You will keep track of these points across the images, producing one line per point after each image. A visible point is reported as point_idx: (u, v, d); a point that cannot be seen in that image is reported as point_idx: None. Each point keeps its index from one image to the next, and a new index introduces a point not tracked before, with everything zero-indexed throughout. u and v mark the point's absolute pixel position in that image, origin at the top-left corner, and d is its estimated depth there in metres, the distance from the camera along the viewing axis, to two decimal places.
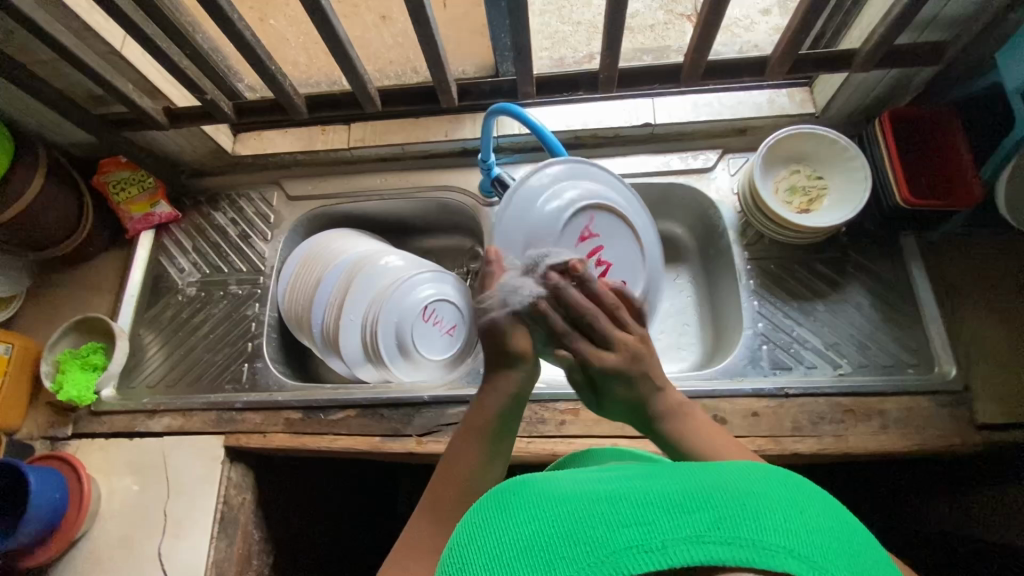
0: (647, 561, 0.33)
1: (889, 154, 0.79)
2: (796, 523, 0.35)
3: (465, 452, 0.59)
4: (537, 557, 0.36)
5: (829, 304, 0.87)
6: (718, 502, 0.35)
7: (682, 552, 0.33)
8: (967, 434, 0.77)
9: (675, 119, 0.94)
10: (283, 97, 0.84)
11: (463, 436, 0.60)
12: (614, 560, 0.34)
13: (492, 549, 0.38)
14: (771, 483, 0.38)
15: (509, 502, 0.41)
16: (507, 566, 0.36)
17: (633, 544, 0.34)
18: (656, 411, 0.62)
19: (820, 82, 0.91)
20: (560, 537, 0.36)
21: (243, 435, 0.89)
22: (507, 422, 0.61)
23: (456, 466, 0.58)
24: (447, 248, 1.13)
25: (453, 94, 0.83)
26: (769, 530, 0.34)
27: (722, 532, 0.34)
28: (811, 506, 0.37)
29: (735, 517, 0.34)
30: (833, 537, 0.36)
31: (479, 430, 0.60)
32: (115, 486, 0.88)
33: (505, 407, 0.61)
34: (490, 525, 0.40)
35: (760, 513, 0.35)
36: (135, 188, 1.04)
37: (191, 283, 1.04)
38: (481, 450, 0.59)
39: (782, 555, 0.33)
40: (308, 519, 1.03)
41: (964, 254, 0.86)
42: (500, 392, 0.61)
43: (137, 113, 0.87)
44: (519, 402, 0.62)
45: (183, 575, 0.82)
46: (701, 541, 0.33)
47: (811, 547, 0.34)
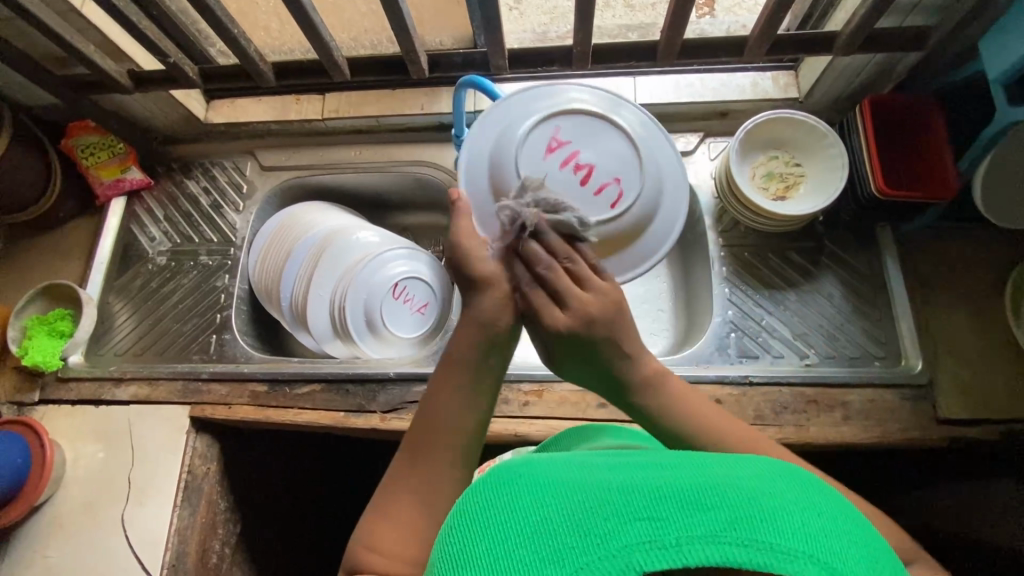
0: (660, 557, 0.33)
1: (868, 141, 0.77)
2: (814, 526, 0.35)
3: (444, 389, 0.55)
4: (545, 547, 0.35)
5: (801, 294, 0.86)
6: (733, 499, 0.36)
7: (695, 550, 0.34)
8: (928, 428, 0.76)
9: (656, 99, 0.92)
10: (248, 62, 0.82)
11: (444, 370, 0.56)
12: (627, 556, 0.34)
13: (497, 535, 0.38)
14: (787, 482, 0.39)
15: (521, 484, 0.41)
16: (512, 554, 0.36)
17: (648, 539, 0.34)
18: (633, 382, 0.57)
19: (805, 66, 0.89)
20: (569, 526, 0.36)
21: (208, 406, 0.89)
22: (487, 358, 0.55)
23: (438, 401, 0.55)
24: (424, 225, 1.12)
25: (421, 65, 0.82)
26: (787, 533, 0.34)
27: (739, 533, 0.34)
28: (830, 507, 0.37)
29: (753, 518, 0.35)
30: (850, 540, 0.36)
31: (458, 366, 0.55)
32: (80, 452, 0.88)
33: (480, 339, 0.55)
34: (494, 507, 0.39)
35: (779, 515, 0.35)
36: (105, 153, 1.00)
37: (161, 253, 1.02)
38: (461, 388, 0.55)
39: (800, 560, 0.33)
40: (277, 490, 1.04)
41: (939, 248, 0.85)
42: (475, 323, 0.55)
43: (99, 75, 0.85)
44: (496, 338, 0.55)
45: (145, 540, 0.83)
46: (717, 540, 0.34)
47: (828, 553, 0.34)
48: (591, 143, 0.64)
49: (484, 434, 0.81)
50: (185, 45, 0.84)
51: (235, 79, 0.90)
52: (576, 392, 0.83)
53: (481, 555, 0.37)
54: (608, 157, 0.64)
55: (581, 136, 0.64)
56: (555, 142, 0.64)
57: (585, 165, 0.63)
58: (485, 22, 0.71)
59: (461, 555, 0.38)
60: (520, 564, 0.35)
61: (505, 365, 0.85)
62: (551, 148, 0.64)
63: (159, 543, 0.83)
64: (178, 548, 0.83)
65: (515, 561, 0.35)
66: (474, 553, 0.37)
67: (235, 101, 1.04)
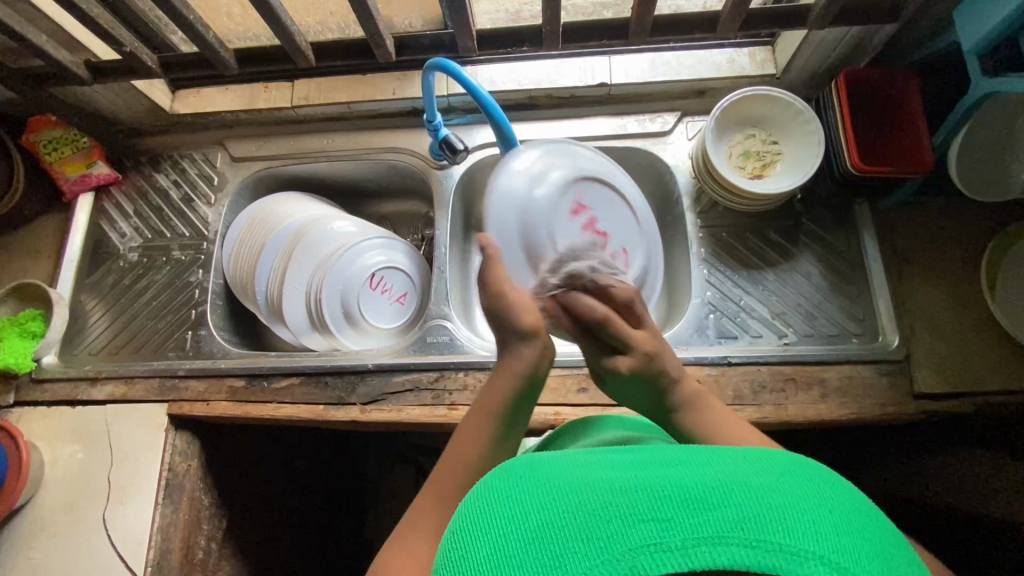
0: (666, 562, 0.34)
1: (842, 117, 0.76)
2: (822, 523, 0.36)
3: (475, 431, 0.62)
4: (546, 552, 0.36)
5: (779, 273, 0.86)
6: (739, 498, 0.36)
7: (703, 553, 0.34)
8: (904, 403, 0.77)
9: (632, 78, 0.91)
10: (207, 50, 0.79)
11: (476, 416, 0.63)
12: (631, 559, 0.34)
13: (500, 541, 0.38)
14: (796, 479, 0.39)
15: (524, 487, 0.41)
16: (514, 559, 0.36)
17: (654, 542, 0.34)
18: (675, 402, 0.64)
19: (782, 41, 0.87)
20: (571, 529, 0.36)
21: (186, 403, 0.88)
22: (522, 400, 0.63)
23: (467, 441, 0.62)
24: (402, 213, 1.10)
25: (387, 49, 0.79)
26: (796, 533, 0.35)
27: (747, 534, 0.34)
28: (838, 504, 0.38)
29: (760, 519, 0.35)
30: (859, 537, 0.36)
31: (488, 410, 0.62)
32: (57, 453, 0.88)
33: (517, 387, 0.62)
34: (498, 513, 0.40)
35: (788, 514, 0.35)
36: (69, 148, 0.98)
37: (133, 249, 1.00)
38: (489, 434, 0.62)
39: (807, 559, 0.34)
40: (263, 484, 1.04)
41: (917, 222, 0.85)
42: (511, 374, 0.62)
43: (54, 66, 0.82)
44: (535, 381, 0.63)
45: (127, 539, 0.83)
46: (723, 541, 0.34)
47: (837, 552, 0.34)
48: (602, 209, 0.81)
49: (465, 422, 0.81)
50: (143, 33, 0.81)
51: (197, 67, 0.86)
52: (556, 377, 0.82)
53: (484, 559, 0.38)
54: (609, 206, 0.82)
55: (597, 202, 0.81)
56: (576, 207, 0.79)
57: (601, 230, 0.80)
58: (450, 1, 0.69)
59: (465, 560, 0.39)
60: (521, 569, 0.36)
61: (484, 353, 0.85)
62: (575, 211, 0.79)
63: (142, 541, 0.82)
64: (162, 545, 0.83)
65: (517, 565, 0.36)
66: (479, 556, 0.38)
67: (201, 90, 1.01)
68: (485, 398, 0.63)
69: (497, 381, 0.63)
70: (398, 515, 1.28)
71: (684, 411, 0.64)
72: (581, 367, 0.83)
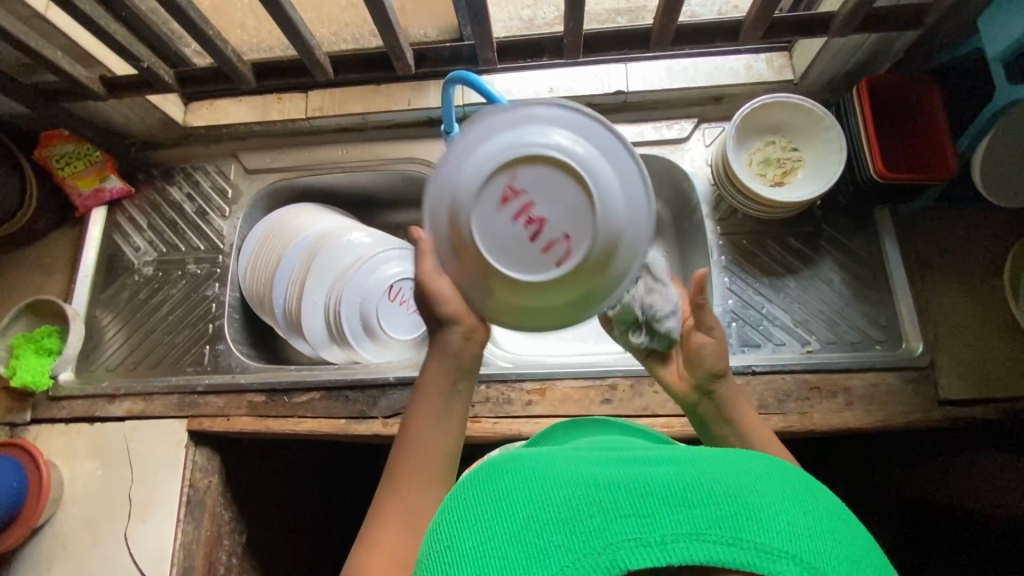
0: (646, 556, 0.33)
1: (865, 124, 0.76)
2: (800, 525, 0.36)
3: (417, 424, 0.60)
4: (530, 545, 0.36)
5: (800, 280, 0.86)
6: (718, 497, 0.36)
7: (680, 548, 0.34)
8: (930, 410, 0.76)
9: (648, 86, 0.90)
10: (224, 64, 0.78)
11: (422, 399, 0.60)
12: (611, 553, 0.34)
13: (486, 533, 0.38)
14: (777, 482, 0.39)
15: (508, 481, 0.41)
16: (500, 552, 0.36)
17: (633, 537, 0.34)
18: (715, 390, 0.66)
19: (800, 47, 0.87)
20: (557, 523, 0.36)
21: (206, 418, 0.87)
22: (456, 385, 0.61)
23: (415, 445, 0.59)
24: (417, 222, 1.10)
25: (407, 61, 0.78)
26: (772, 533, 0.34)
27: (725, 532, 0.34)
28: (817, 507, 0.38)
29: (738, 517, 0.35)
30: (836, 539, 0.36)
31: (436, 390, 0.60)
32: (78, 471, 0.87)
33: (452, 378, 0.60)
34: (485, 506, 0.39)
35: (763, 513, 0.35)
36: (82, 163, 0.97)
37: (148, 263, 1.00)
38: (434, 432, 0.60)
39: (784, 559, 0.33)
40: (281, 496, 1.03)
41: (938, 228, 0.84)
42: (445, 359, 0.59)
43: (69, 82, 0.81)
44: (465, 367, 0.60)
45: (150, 557, 0.82)
46: (701, 538, 0.34)
47: (814, 553, 0.34)
48: (547, 193, 0.50)
49: (489, 435, 0.81)
50: (159, 47, 0.80)
51: (212, 81, 0.86)
52: (579, 388, 0.82)
53: (469, 552, 0.37)
54: (561, 193, 0.50)
55: (539, 183, 0.50)
56: (506, 193, 0.50)
57: (539, 220, 0.50)
58: (472, 14, 0.68)
59: (451, 553, 0.38)
60: (508, 563, 0.35)
61: (506, 365, 0.85)
62: (504, 199, 0.50)
63: (165, 559, 0.82)
64: (185, 563, 0.82)
65: (503, 558, 0.36)
66: (465, 549, 0.37)
67: (214, 103, 1.00)
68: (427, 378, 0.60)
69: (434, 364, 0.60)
70: None
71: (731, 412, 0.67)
72: (604, 378, 0.82)
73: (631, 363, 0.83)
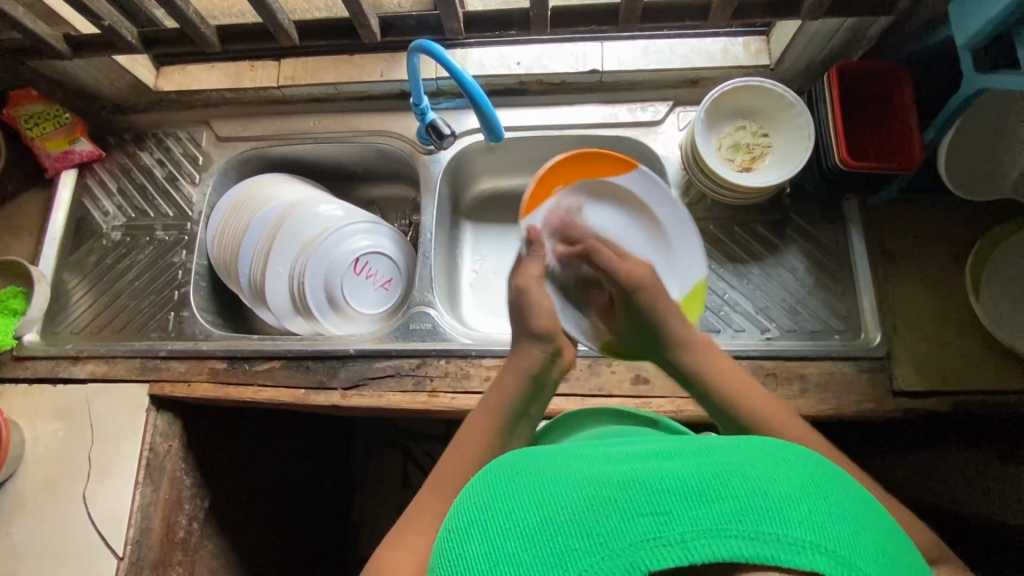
0: (668, 556, 0.34)
1: (833, 110, 0.75)
2: (819, 512, 0.36)
3: (487, 424, 0.63)
4: (549, 552, 0.36)
5: (764, 268, 0.86)
6: (736, 490, 0.36)
7: (702, 546, 0.34)
8: (883, 400, 0.77)
9: (623, 66, 0.89)
10: (188, 27, 0.77)
11: (483, 412, 0.64)
12: (633, 553, 0.34)
13: (501, 538, 0.38)
14: (793, 469, 0.38)
15: (519, 488, 0.41)
16: (514, 559, 0.36)
17: (653, 536, 0.34)
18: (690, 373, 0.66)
19: (777, 31, 0.86)
20: (571, 526, 0.36)
21: (167, 384, 0.88)
22: (526, 407, 0.65)
23: (478, 434, 0.62)
24: (390, 198, 1.09)
25: (372, 29, 0.77)
26: (793, 523, 0.34)
27: (746, 526, 0.34)
28: (834, 493, 0.38)
29: (758, 510, 0.35)
30: (853, 525, 0.36)
31: (502, 408, 0.64)
32: (39, 430, 0.88)
33: (525, 387, 0.65)
34: (495, 512, 0.40)
35: (783, 504, 0.35)
36: (50, 124, 0.95)
37: (116, 228, 0.99)
38: (499, 429, 0.63)
39: (810, 550, 0.33)
40: (246, 465, 1.04)
41: (905, 220, 0.84)
42: (521, 373, 0.65)
43: (31, 39, 0.80)
44: (539, 390, 0.66)
45: (106, 518, 0.83)
46: (724, 534, 0.34)
47: (834, 540, 0.34)
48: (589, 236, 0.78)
49: (445, 409, 0.81)
50: (122, 6, 0.78)
51: (179, 44, 0.84)
52: None
53: (484, 561, 0.37)
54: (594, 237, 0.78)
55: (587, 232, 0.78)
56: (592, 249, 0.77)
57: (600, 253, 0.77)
58: None
59: (461, 562, 0.38)
60: (525, 569, 0.36)
61: (467, 341, 0.85)
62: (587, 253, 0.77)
63: (122, 520, 0.83)
64: (141, 524, 0.83)
65: (518, 564, 0.36)
66: (478, 560, 0.38)
67: (186, 68, 0.99)
68: (493, 396, 0.65)
69: (504, 382, 0.65)
70: (382, 498, 1.29)
71: (681, 346, 0.67)
72: None
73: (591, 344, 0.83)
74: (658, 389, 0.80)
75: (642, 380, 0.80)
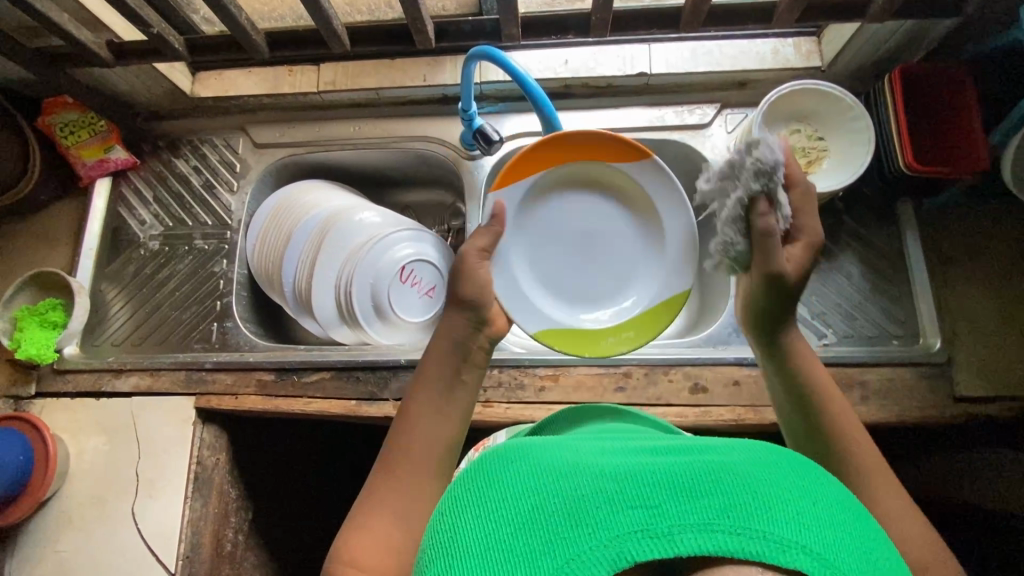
0: (652, 548, 0.31)
1: (895, 114, 0.75)
2: (809, 516, 0.32)
3: (418, 395, 0.61)
4: (533, 538, 0.33)
5: (819, 273, 0.85)
6: (727, 486, 0.33)
7: (688, 540, 0.31)
8: (945, 406, 0.76)
9: (672, 69, 0.88)
10: (238, 33, 0.75)
11: (420, 383, 0.61)
12: (617, 545, 0.31)
13: (487, 525, 0.35)
14: (782, 471, 0.36)
15: (508, 475, 0.38)
16: (500, 546, 0.34)
17: (640, 527, 0.32)
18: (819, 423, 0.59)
19: (829, 33, 0.85)
20: (559, 513, 0.34)
21: (214, 397, 0.86)
22: (457, 373, 0.62)
23: (422, 416, 0.59)
24: (427, 203, 1.08)
25: (428, 35, 0.75)
26: (782, 521, 0.31)
27: (734, 521, 0.31)
28: (827, 498, 0.34)
29: (746, 506, 0.32)
30: (846, 532, 0.33)
31: (434, 374, 0.62)
32: (84, 446, 0.86)
33: (449, 350, 0.63)
34: (481, 496, 0.38)
35: (772, 502, 0.32)
36: (85, 132, 0.94)
37: (154, 237, 0.98)
38: (433, 400, 0.60)
39: (800, 555, 0.30)
40: (287, 475, 1.03)
41: (960, 223, 0.83)
42: (449, 338, 0.63)
43: (75, 46, 0.78)
44: (468, 357, 0.63)
45: (158, 534, 0.82)
46: (710, 529, 0.31)
47: (825, 546, 0.31)
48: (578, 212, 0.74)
49: (500, 420, 0.80)
50: (167, 12, 0.76)
51: (223, 50, 0.83)
52: (592, 375, 0.81)
53: (472, 547, 0.35)
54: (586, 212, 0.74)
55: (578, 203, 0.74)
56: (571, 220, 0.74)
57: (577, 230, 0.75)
58: None
59: (448, 550, 0.36)
60: (510, 554, 0.33)
61: (520, 350, 0.84)
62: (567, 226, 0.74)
63: (172, 536, 0.81)
64: (192, 540, 0.82)
65: (505, 548, 0.34)
66: (468, 546, 0.35)
67: (222, 73, 0.97)
68: (426, 366, 0.62)
69: (437, 347, 0.63)
70: None
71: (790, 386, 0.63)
72: (617, 366, 0.81)
73: (646, 352, 0.82)
74: (716, 398, 0.79)
75: (700, 389, 0.79)
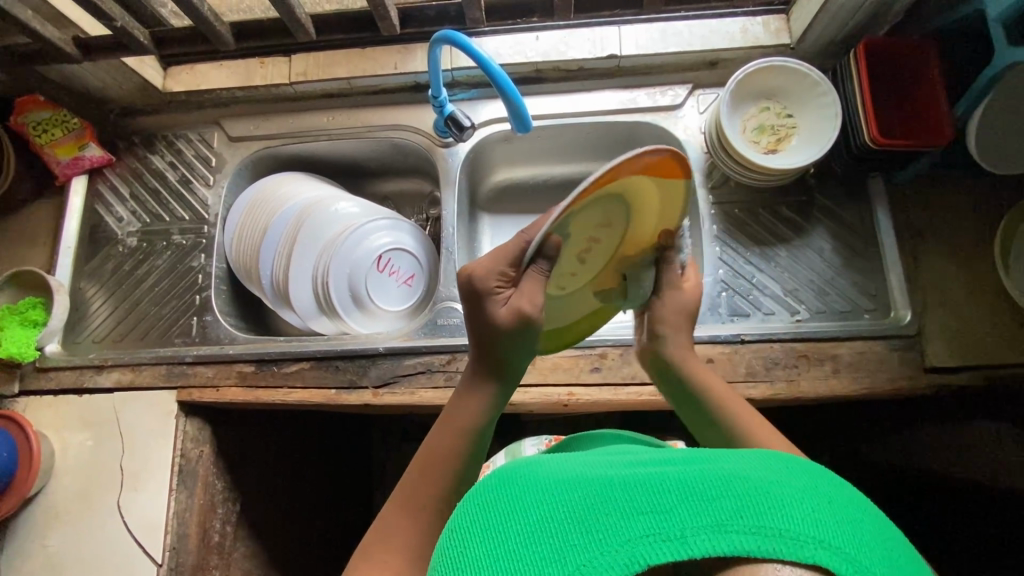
0: (665, 552, 0.30)
1: (861, 88, 0.75)
2: (823, 510, 0.31)
3: (441, 449, 0.57)
4: (543, 549, 0.31)
5: (792, 250, 0.85)
6: (744, 485, 0.32)
7: (701, 542, 0.30)
8: (916, 376, 0.77)
9: (641, 49, 0.88)
10: (202, 24, 0.75)
11: (443, 436, 0.58)
12: (629, 550, 0.30)
13: (494, 535, 0.33)
14: (797, 468, 0.35)
15: (514, 481, 0.37)
16: (509, 557, 0.32)
17: (654, 532, 0.30)
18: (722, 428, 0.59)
19: (797, 9, 0.84)
20: (570, 522, 0.32)
21: (195, 389, 0.87)
22: (480, 433, 0.59)
23: (446, 459, 0.57)
24: (405, 192, 1.08)
25: (392, 21, 0.82)
26: (798, 519, 0.30)
27: (750, 521, 0.30)
28: (841, 494, 0.34)
29: (760, 504, 0.31)
30: (862, 527, 0.32)
31: (458, 433, 0.58)
32: (69, 442, 0.87)
33: (482, 413, 0.59)
34: (484, 509, 0.36)
35: (789, 499, 0.31)
36: (59, 130, 0.94)
37: (131, 234, 0.98)
38: (454, 462, 0.57)
39: (816, 551, 0.29)
40: (273, 466, 1.04)
41: (931, 197, 0.84)
42: (479, 399, 0.60)
43: (41, 43, 0.77)
44: (485, 426, 0.60)
45: (144, 525, 0.83)
46: (725, 530, 0.30)
47: (843, 541, 0.30)
48: None
49: None
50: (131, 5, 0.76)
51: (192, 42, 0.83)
52: (568, 357, 0.82)
53: (478, 558, 0.33)
54: None
55: None
56: None
57: None
58: None
59: (452, 564, 0.33)
60: (522, 564, 0.31)
61: None
62: None
63: (158, 526, 0.83)
64: (179, 530, 0.83)
65: (513, 560, 0.32)
66: (474, 555, 0.33)
67: (195, 67, 0.96)
68: (451, 420, 0.59)
69: (461, 406, 0.59)
70: None
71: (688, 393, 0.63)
72: (593, 347, 0.82)
73: (622, 334, 0.83)
74: None
75: None
